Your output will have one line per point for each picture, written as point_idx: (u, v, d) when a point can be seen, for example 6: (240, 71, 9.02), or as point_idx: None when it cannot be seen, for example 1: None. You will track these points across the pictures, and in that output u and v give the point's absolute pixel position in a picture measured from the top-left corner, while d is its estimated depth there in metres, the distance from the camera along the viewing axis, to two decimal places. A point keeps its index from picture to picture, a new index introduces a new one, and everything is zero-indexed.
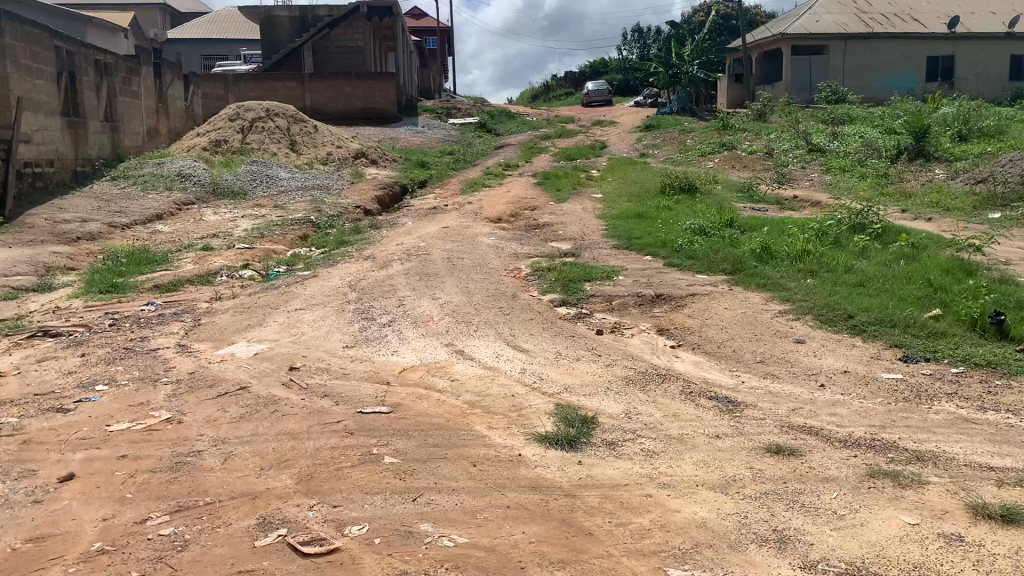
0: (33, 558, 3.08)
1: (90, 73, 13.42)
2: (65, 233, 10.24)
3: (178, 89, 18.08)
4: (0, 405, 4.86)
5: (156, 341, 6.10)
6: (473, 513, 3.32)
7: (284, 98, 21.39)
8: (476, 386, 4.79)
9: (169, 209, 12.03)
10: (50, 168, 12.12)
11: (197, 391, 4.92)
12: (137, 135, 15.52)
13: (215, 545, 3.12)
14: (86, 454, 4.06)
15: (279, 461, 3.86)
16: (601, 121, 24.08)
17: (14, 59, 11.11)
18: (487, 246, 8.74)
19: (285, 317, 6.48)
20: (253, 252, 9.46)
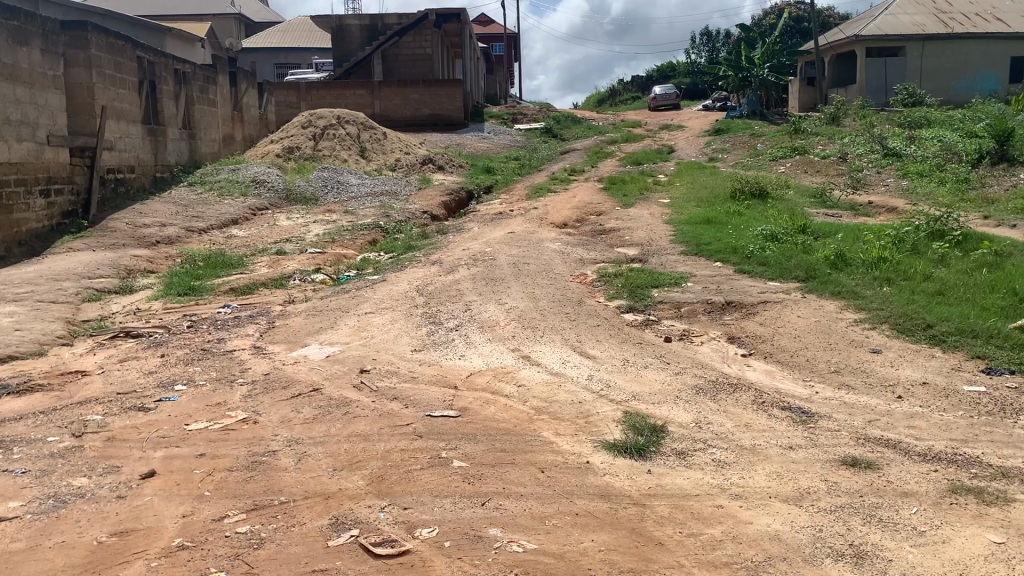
0: (117, 551, 3.20)
1: (169, 82, 13.86)
2: (145, 236, 10.61)
3: (253, 97, 18.56)
4: (86, 403, 5.05)
5: (232, 343, 6.27)
6: (541, 519, 3.32)
7: (354, 106, 21.77)
8: (543, 392, 4.80)
9: (244, 214, 12.36)
10: (131, 174, 12.58)
11: (272, 392, 5.04)
12: (213, 142, 15.97)
13: (290, 543, 3.19)
14: (166, 452, 4.19)
15: (351, 463, 3.93)
16: (668, 125, 23.83)
17: (100, 69, 11.50)
18: (553, 251, 8.75)
19: (355, 320, 6.59)
20: (325, 256, 9.64)
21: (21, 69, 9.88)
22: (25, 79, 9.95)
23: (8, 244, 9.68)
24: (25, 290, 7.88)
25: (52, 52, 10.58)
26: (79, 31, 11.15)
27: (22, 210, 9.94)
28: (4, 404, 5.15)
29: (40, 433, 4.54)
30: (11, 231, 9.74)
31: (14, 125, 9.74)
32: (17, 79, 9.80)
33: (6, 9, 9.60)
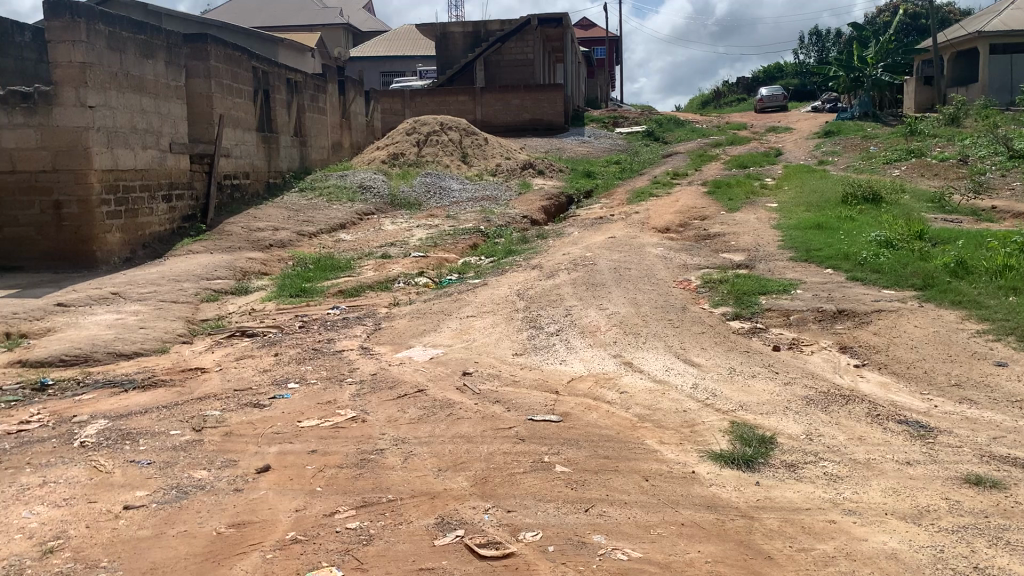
0: (235, 543, 3.33)
1: (282, 91, 14.39)
2: (259, 240, 11.05)
3: (360, 104, 19.09)
4: (206, 398, 5.30)
5: (341, 343, 6.47)
6: (646, 528, 3.29)
7: (457, 112, 22.10)
8: (646, 399, 4.75)
9: (352, 219, 12.72)
10: (246, 179, 13.14)
11: (379, 392, 5.16)
12: (322, 149, 16.50)
13: (397, 541, 3.26)
14: (280, 448, 4.35)
15: (455, 464, 3.98)
16: (775, 128, 23.22)
17: (218, 80, 12.03)
18: (656, 256, 8.66)
19: (458, 323, 6.69)
20: (428, 260, 9.81)
21: (147, 80, 10.44)
22: (150, 90, 10.51)
23: (134, 246, 10.25)
24: (150, 290, 8.34)
25: (175, 64, 11.11)
26: (200, 43, 11.64)
27: (147, 214, 10.51)
28: (132, 398, 5.45)
29: (165, 426, 4.78)
30: (136, 234, 10.32)
31: (140, 133, 10.32)
32: (143, 90, 10.36)
33: (135, 24, 10.16)
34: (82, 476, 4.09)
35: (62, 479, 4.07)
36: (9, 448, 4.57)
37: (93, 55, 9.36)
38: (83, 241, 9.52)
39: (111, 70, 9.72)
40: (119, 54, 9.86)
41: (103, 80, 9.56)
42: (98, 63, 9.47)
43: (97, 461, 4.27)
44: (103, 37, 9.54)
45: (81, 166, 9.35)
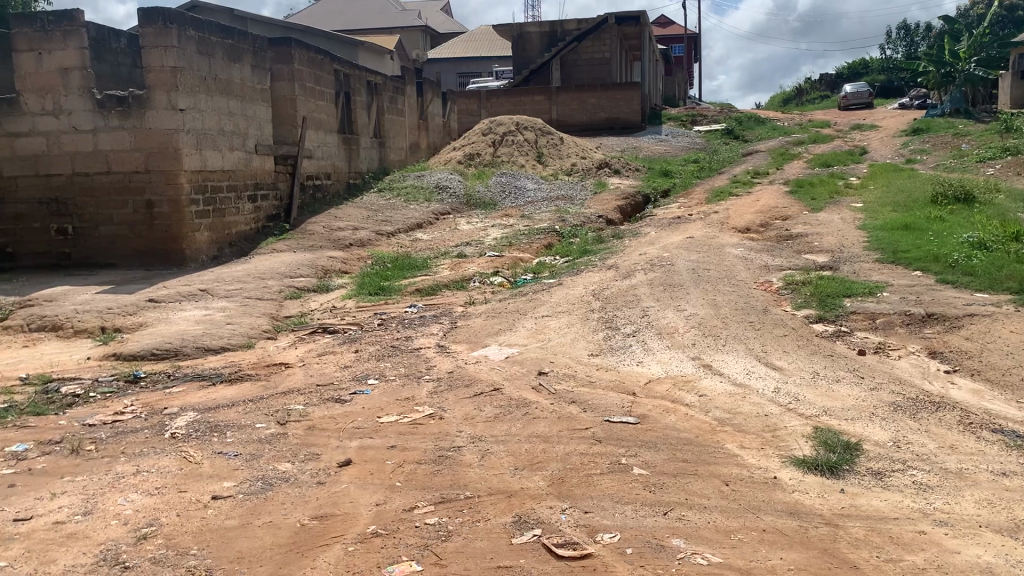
0: (318, 534, 3.42)
1: (362, 93, 14.65)
2: (340, 239, 11.29)
3: (437, 105, 19.31)
4: (289, 393, 5.44)
5: (418, 341, 6.55)
6: (727, 533, 3.24)
7: (533, 112, 22.14)
8: (726, 403, 4.68)
9: (428, 218, 12.88)
10: (327, 180, 13.43)
11: (456, 390, 5.20)
12: (400, 150, 16.75)
13: (475, 538, 3.29)
14: (360, 442, 4.44)
15: (532, 463, 3.99)
16: (860, 125, 22.57)
17: (302, 82, 12.30)
18: (736, 257, 8.51)
19: (533, 322, 6.70)
20: (503, 259, 9.85)
21: (234, 83, 10.76)
22: (237, 93, 10.84)
23: (221, 245, 10.59)
24: (236, 287, 8.60)
25: (261, 67, 11.42)
26: (285, 46, 11.92)
27: (233, 214, 10.85)
28: (219, 391, 5.64)
29: (251, 419, 4.93)
30: (223, 233, 10.66)
31: (226, 136, 10.66)
32: (230, 93, 10.69)
33: (222, 28, 10.48)
34: (173, 466, 4.24)
35: (154, 468, 4.23)
36: (106, 438, 4.79)
37: (184, 60, 9.70)
38: (173, 239, 9.88)
39: (201, 75, 10.06)
40: (208, 58, 10.20)
41: (193, 84, 9.90)
42: (188, 67, 9.82)
43: (187, 452, 4.43)
44: (193, 42, 9.87)
45: (172, 167, 9.71)
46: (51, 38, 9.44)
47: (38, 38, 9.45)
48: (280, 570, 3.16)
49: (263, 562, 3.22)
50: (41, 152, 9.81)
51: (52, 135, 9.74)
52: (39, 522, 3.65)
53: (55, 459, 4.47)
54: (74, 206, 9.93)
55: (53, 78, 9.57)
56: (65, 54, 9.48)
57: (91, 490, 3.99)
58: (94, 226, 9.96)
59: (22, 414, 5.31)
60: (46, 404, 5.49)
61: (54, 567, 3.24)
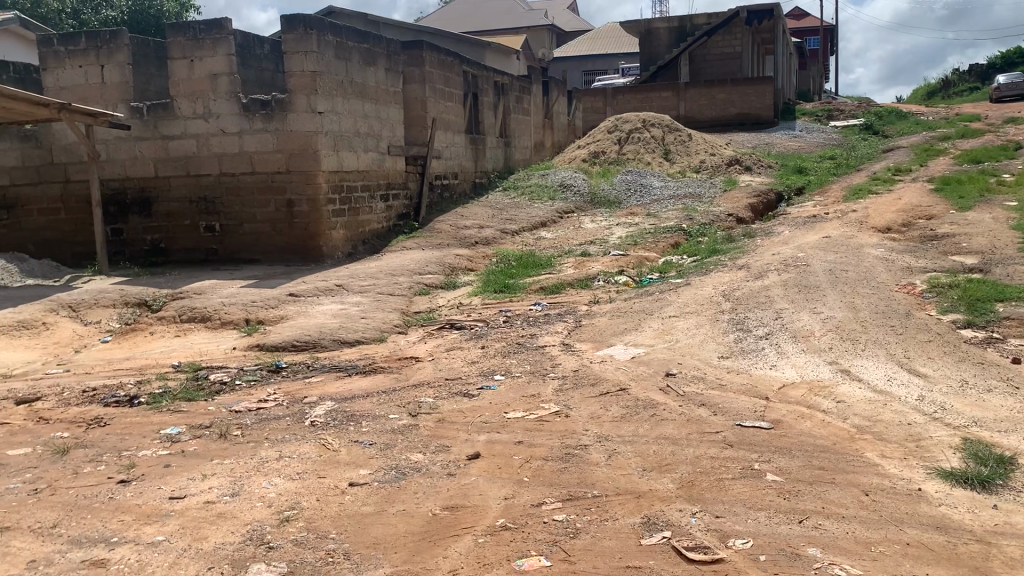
0: (450, 525, 3.50)
1: (490, 93, 14.85)
2: (466, 237, 11.49)
3: (563, 104, 19.36)
4: (420, 386, 5.60)
5: (544, 339, 6.59)
6: (867, 545, 3.11)
7: (660, 108, 21.84)
8: (866, 410, 4.49)
9: (552, 217, 12.92)
10: (455, 180, 13.72)
11: (582, 389, 5.21)
12: (525, 149, 16.89)
13: (603, 537, 3.29)
14: (488, 437, 4.52)
15: (661, 465, 3.96)
16: (1015, 118, 21.07)
17: (433, 84, 12.56)
18: (876, 258, 8.13)
19: (660, 323, 6.62)
20: (629, 258, 9.77)
21: (368, 86, 11.14)
22: (372, 95, 11.22)
23: (355, 243, 11.00)
24: (369, 283, 8.90)
25: (394, 70, 11.77)
26: (417, 49, 12.19)
27: (366, 212, 11.25)
28: (355, 382, 5.87)
29: (384, 410, 5.10)
30: (358, 231, 11.06)
31: (361, 137, 11.05)
32: (365, 96, 11.07)
33: (358, 33, 10.86)
34: (313, 453, 4.44)
35: (295, 454, 4.44)
36: (251, 423, 5.06)
37: (323, 65, 10.12)
38: (311, 237, 10.34)
39: (338, 78, 10.46)
40: (345, 62, 10.58)
41: (331, 88, 10.32)
42: (327, 72, 10.23)
43: (325, 439, 4.63)
44: (332, 47, 10.27)
45: (311, 168, 10.16)
46: (202, 45, 10.04)
47: (190, 45, 10.07)
48: (414, 558, 3.26)
49: (397, 549, 3.33)
50: (192, 153, 10.43)
51: (202, 137, 10.35)
52: (192, 501, 3.90)
53: (206, 442, 4.76)
54: (221, 205, 10.52)
55: (204, 84, 10.16)
56: (215, 60, 10.06)
57: (237, 472, 4.23)
58: (239, 223, 10.52)
59: (176, 399, 5.69)
60: (197, 390, 5.87)
61: (206, 544, 3.46)
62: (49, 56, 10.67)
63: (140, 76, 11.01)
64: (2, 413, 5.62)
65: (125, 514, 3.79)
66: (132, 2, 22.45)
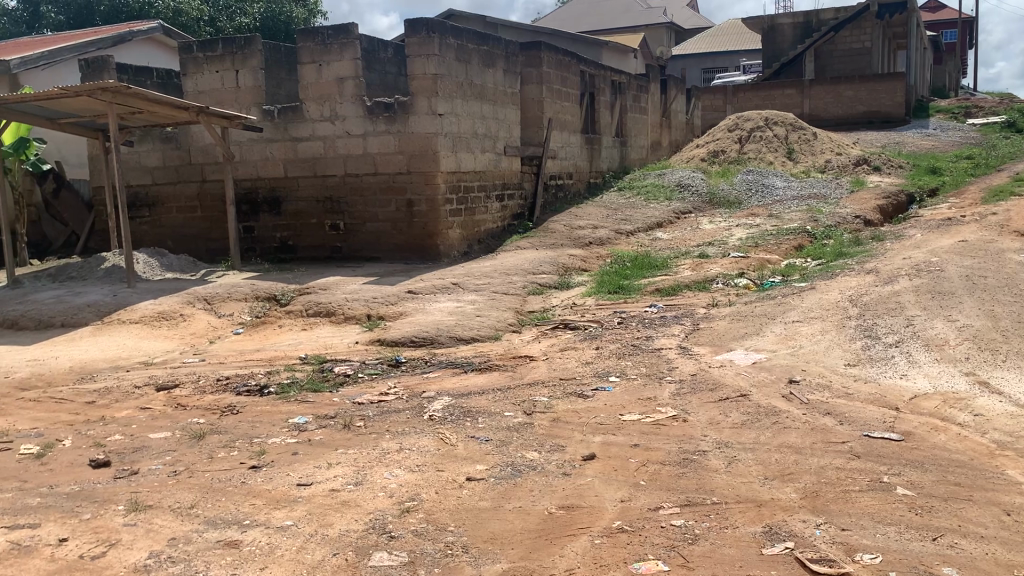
0: (566, 524, 3.52)
1: (607, 93, 14.77)
2: (580, 237, 11.50)
3: (682, 103, 19.06)
4: (535, 384, 5.64)
5: (660, 341, 6.53)
6: (1008, 569, 2.95)
7: (783, 106, 21.20)
8: (1007, 425, 4.24)
9: (669, 218, 12.76)
10: (570, 180, 13.75)
11: (701, 393, 5.14)
12: (642, 148, 16.73)
13: (723, 545, 3.24)
14: (604, 438, 4.51)
15: (783, 474, 3.85)
16: None
17: (550, 84, 12.58)
18: (1018, 263, 7.65)
19: (782, 328, 6.44)
20: (749, 260, 9.55)
21: (487, 87, 11.29)
22: (490, 97, 11.38)
23: (471, 242, 11.19)
24: (484, 282, 9.01)
25: (511, 71, 11.89)
26: (535, 50, 12.24)
27: (482, 212, 11.42)
28: (471, 379, 5.97)
29: (500, 408, 5.16)
30: (473, 230, 11.24)
31: (479, 138, 11.22)
32: (483, 97, 11.23)
33: (479, 35, 11.02)
34: (431, 446, 4.55)
35: (415, 447, 4.56)
36: (373, 416, 5.23)
37: (444, 67, 10.32)
38: (429, 236, 10.58)
39: (458, 80, 10.64)
40: (465, 64, 10.76)
41: (451, 90, 10.51)
42: (447, 74, 10.42)
43: (443, 434, 4.73)
44: (452, 49, 10.47)
45: (430, 168, 10.39)
46: (330, 50, 10.40)
47: (319, 51, 10.45)
48: (531, 555, 3.29)
49: (514, 546, 3.37)
50: (319, 155, 10.84)
51: (328, 139, 10.74)
52: (319, 488, 4.06)
53: (331, 432, 4.95)
54: (345, 204, 10.89)
55: (331, 87, 10.53)
56: (341, 64, 10.41)
57: (361, 462, 4.37)
58: (362, 222, 10.86)
59: (303, 390, 5.94)
60: (322, 382, 6.11)
61: (332, 530, 3.60)
62: (189, 62, 11.27)
63: (271, 80, 11.51)
64: (145, 398, 6.00)
65: (256, 498, 3.98)
66: (264, 9, 23.53)
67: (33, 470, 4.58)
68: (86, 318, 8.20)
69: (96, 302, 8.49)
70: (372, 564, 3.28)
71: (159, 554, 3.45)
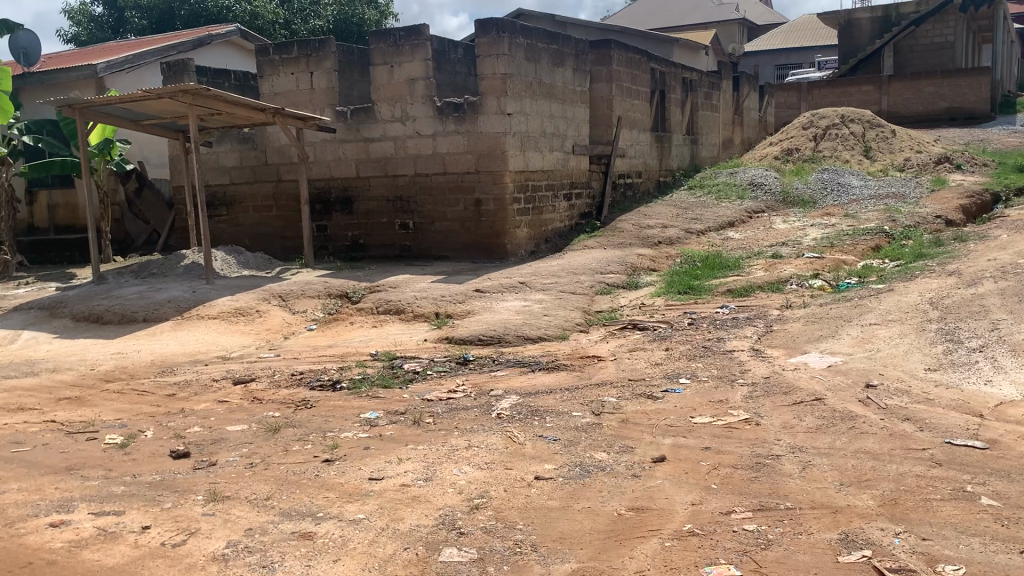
0: (636, 526, 3.50)
1: (677, 90, 14.61)
2: (649, 236, 11.41)
3: (754, 100, 18.72)
4: (604, 384, 5.62)
5: (732, 343, 6.44)
6: None
7: (859, 103, 20.65)
8: None
9: (741, 217, 12.55)
10: (639, 178, 13.65)
11: (774, 396, 5.05)
12: (713, 146, 16.50)
13: (797, 551, 3.18)
14: (674, 440, 4.47)
15: (860, 480, 3.76)
16: None
17: (620, 82, 12.50)
18: None
19: (859, 331, 6.27)
20: (824, 261, 9.35)
21: (556, 86, 11.28)
22: (559, 96, 11.37)
23: (538, 241, 11.21)
24: (552, 282, 9.01)
25: (581, 70, 11.86)
26: (605, 48, 12.19)
27: (550, 211, 11.43)
28: (539, 377, 5.99)
29: (568, 407, 5.16)
30: (541, 230, 11.26)
31: (548, 137, 11.23)
32: (553, 96, 11.23)
33: (548, 34, 11.03)
34: (499, 444, 4.57)
35: (483, 445, 4.59)
36: (441, 412, 5.29)
37: (514, 66, 10.35)
38: (497, 235, 10.64)
39: (528, 80, 10.67)
40: (534, 64, 10.78)
41: (520, 89, 10.53)
42: (517, 73, 10.45)
43: (511, 432, 4.75)
44: (522, 49, 10.50)
45: (499, 168, 10.44)
46: (401, 51, 10.53)
47: (391, 52, 10.58)
48: (600, 555, 3.28)
49: (583, 546, 3.36)
50: (390, 155, 10.98)
51: (399, 139, 10.87)
52: (389, 483, 4.12)
53: (401, 428, 5.02)
54: (415, 203, 11.02)
55: (402, 88, 10.66)
56: (413, 65, 10.53)
57: (430, 458, 4.42)
58: (431, 221, 10.98)
59: (373, 386, 6.04)
60: (392, 378, 6.21)
61: (403, 525, 3.65)
62: (266, 65, 11.54)
63: (345, 81, 11.71)
64: (222, 391, 6.18)
65: (329, 491, 4.07)
66: (337, 11, 23.95)
67: (117, 459, 4.77)
68: (167, 313, 8.48)
69: (176, 298, 8.77)
70: (442, 560, 3.31)
71: (237, 543, 3.55)
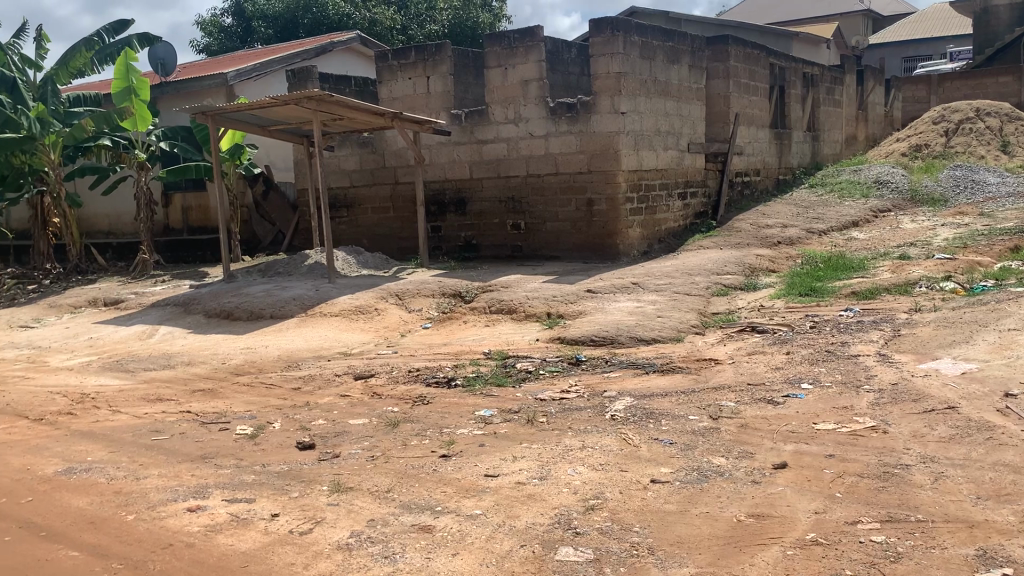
0: (756, 533, 3.43)
1: (798, 86, 14.17)
2: (768, 236, 11.13)
3: (880, 95, 17.95)
4: (722, 388, 5.53)
5: (857, 348, 6.21)
6: None
7: (996, 95, 19.46)
8: None
9: (866, 217, 12.05)
10: (757, 177, 13.31)
11: (902, 404, 4.84)
12: (835, 142, 15.91)
13: (931, 566, 3.05)
14: (796, 447, 4.35)
15: (999, 494, 3.56)
16: None
17: (737, 79, 12.23)
18: None
19: (997, 336, 5.91)
20: (957, 263, 8.87)
21: (671, 84, 11.14)
22: (674, 94, 11.22)
23: (652, 241, 11.11)
24: (665, 282, 8.90)
25: (698, 67, 11.67)
26: (722, 45, 11.97)
27: (664, 210, 11.31)
28: (653, 379, 5.95)
29: (684, 411, 5.10)
30: (654, 229, 11.15)
31: (662, 136, 11.11)
32: (668, 94, 11.10)
33: (663, 32, 10.92)
34: (614, 446, 4.57)
35: (598, 445, 4.60)
36: (555, 412, 5.32)
37: (628, 65, 10.30)
38: (609, 235, 10.59)
39: (642, 78, 10.59)
40: (649, 62, 10.70)
41: (634, 87, 10.46)
42: (631, 72, 10.39)
43: (627, 434, 4.74)
44: (637, 47, 10.43)
45: (612, 168, 10.40)
46: (515, 53, 10.63)
47: (505, 54, 10.70)
48: (718, 561, 3.24)
49: (702, 551, 3.33)
50: (503, 156, 11.11)
51: (513, 140, 10.98)
52: (504, 480, 4.18)
53: (515, 426, 5.08)
54: (528, 204, 11.10)
55: (516, 89, 10.77)
56: (526, 67, 10.62)
57: (545, 457, 4.46)
58: (543, 222, 11.04)
59: (487, 384, 6.13)
60: (506, 377, 6.28)
61: (519, 522, 3.70)
62: (384, 70, 11.86)
63: (460, 84, 11.91)
64: (344, 386, 6.41)
65: (447, 486, 4.16)
66: (452, 16, 24.36)
67: (247, 449, 5.02)
68: (292, 310, 8.86)
69: (300, 296, 9.14)
70: (558, 558, 3.34)
71: (360, 534, 3.68)
